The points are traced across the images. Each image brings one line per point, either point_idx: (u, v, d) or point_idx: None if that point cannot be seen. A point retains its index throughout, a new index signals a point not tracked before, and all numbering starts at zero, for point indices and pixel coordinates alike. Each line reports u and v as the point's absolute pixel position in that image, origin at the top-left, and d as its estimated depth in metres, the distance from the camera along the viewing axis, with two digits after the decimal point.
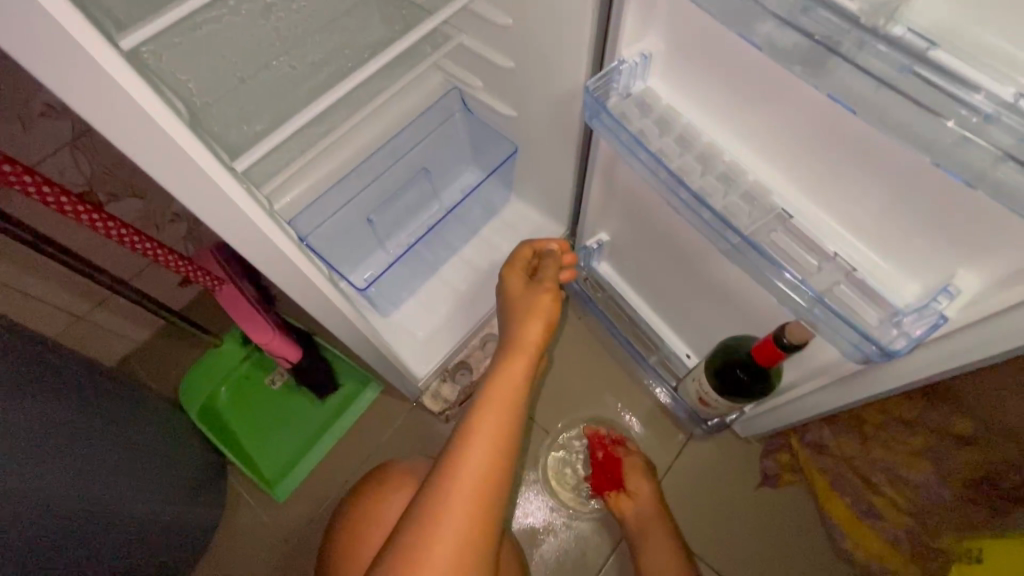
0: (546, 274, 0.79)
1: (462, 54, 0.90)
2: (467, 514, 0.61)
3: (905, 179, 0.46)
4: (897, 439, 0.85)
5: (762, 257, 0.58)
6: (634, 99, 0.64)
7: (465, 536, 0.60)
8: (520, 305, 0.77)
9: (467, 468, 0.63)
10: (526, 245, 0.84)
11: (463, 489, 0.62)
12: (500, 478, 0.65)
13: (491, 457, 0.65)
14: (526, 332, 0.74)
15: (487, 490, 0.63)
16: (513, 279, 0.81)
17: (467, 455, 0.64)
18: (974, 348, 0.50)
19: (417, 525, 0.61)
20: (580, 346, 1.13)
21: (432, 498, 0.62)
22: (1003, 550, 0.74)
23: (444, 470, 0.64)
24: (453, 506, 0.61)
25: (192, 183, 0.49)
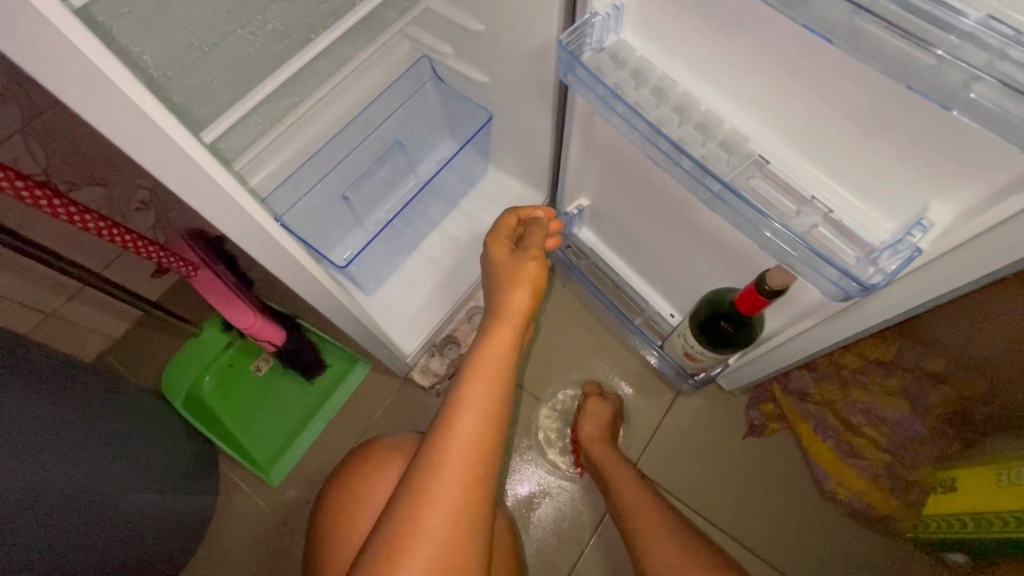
0: (535, 242, 0.65)
1: (430, 18, 0.81)
2: (455, 514, 0.48)
3: (879, 108, 0.39)
4: (873, 383, 0.88)
5: (745, 207, 0.48)
6: (609, 54, 0.54)
7: (457, 537, 0.48)
8: (506, 278, 0.62)
9: (451, 458, 0.50)
10: (510, 212, 0.70)
11: (450, 481, 0.49)
12: (489, 466, 0.52)
13: (479, 442, 0.51)
14: (513, 301, 0.60)
15: (480, 477, 0.50)
16: (497, 247, 0.66)
17: (449, 443, 0.50)
18: (950, 279, 0.44)
19: (394, 533, 0.47)
20: (566, 318, 1.08)
21: (410, 499, 0.48)
22: (974, 478, 0.78)
23: (423, 463, 0.50)
24: (436, 508, 0.48)
25: (171, 166, 0.44)
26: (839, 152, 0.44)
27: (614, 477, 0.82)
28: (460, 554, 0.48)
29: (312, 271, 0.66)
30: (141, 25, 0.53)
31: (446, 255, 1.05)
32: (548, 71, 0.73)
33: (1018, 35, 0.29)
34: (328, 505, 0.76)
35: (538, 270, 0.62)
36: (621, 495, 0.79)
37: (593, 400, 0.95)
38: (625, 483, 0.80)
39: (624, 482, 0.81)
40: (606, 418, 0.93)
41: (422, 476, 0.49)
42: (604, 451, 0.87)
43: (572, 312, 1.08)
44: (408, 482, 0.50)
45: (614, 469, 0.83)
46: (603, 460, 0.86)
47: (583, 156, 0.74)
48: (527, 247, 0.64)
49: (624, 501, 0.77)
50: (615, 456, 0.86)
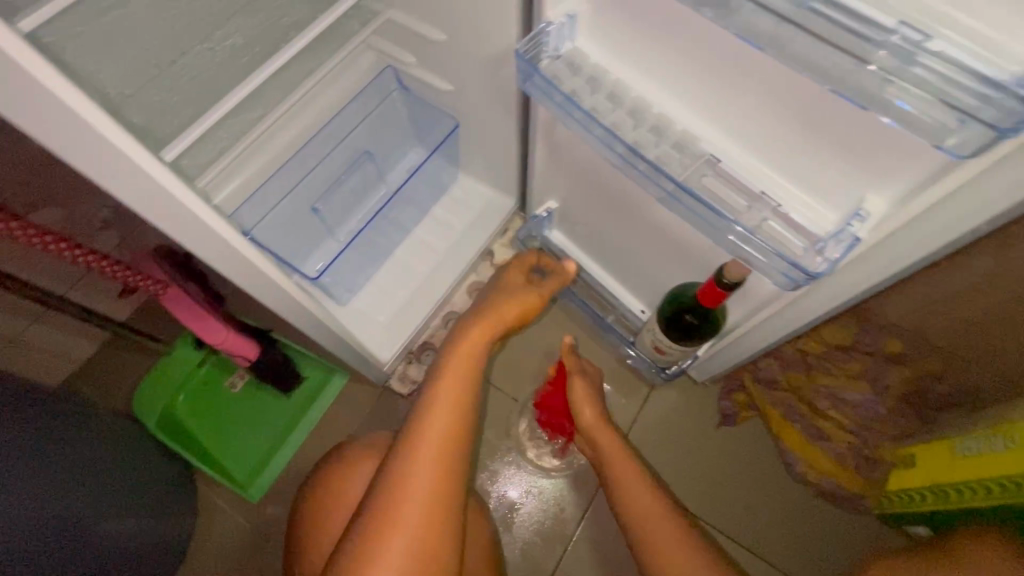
0: (548, 285, 0.71)
1: (391, 30, 0.82)
2: (430, 503, 0.49)
3: (814, 107, 0.41)
4: (835, 368, 0.91)
5: (699, 206, 0.51)
6: (565, 61, 0.56)
7: (433, 526, 0.49)
8: (506, 292, 0.68)
9: (424, 449, 0.51)
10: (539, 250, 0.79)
11: (424, 471, 0.50)
12: (462, 457, 0.53)
13: (452, 430, 0.53)
14: (502, 308, 0.64)
15: (453, 467, 0.52)
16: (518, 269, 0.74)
17: (423, 436, 0.52)
18: (888, 265, 0.47)
19: (371, 526, 0.48)
20: (548, 323, 1.10)
21: (385, 491, 0.49)
22: (932, 455, 0.83)
23: (397, 457, 0.51)
24: (411, 497, 0.49)
25: (134, 187, 0.44)
26: (781, 151, 0.47)
27: (614, 462, 0.75)
28: (434, 542, 0.48)
29: (284, 284, 0.67)
30: (97, 45, 0.53)
31: (419, 262, 1.06)
32: (509, 78, 0.74)
33: (924, 39, 0.31)
34: (303, 517, 0.74)
35: (532, 301, 0.68)
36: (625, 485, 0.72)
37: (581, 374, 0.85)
38: (627, 470, 0.74)
39: (627, 468, 0.74)
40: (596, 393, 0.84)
41: (396, 470, 0.50)
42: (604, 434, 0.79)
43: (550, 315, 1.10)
44: (382, 478, 0.51)
45: (615, 454, 0.76)
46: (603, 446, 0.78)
47: (547, 161, 0.75)
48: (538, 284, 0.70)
49: (630, 491, 0.71)
50: (615, 440, 0.78)
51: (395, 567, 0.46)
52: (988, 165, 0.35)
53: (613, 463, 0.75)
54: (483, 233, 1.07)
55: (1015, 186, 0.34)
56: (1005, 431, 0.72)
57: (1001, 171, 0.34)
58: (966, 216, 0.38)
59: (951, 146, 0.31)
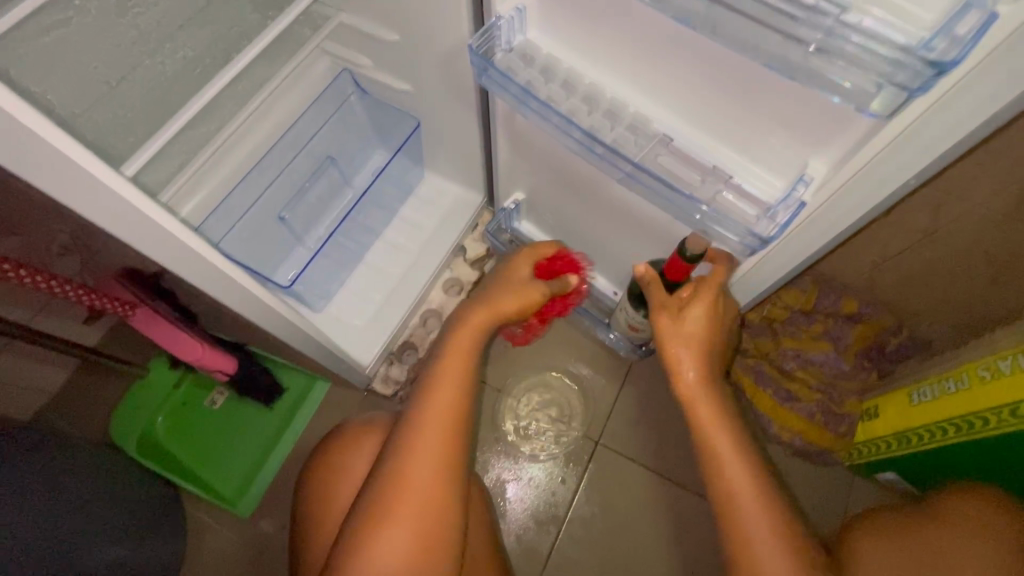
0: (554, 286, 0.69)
1: (344, 33, 0.82)
2: (437, 468, 0.55)
3: (751, 80, 0.44)
4: (800, 331, 0.97)
5: (654, 182, 0.53)
6: (517, 54, 0.58)
7: (437, 488, 0.55)
8: (508, 286, 0.67)
9: (431, 424, 0.56)
10: (552, 244, 0.73)
11: (432, 438, 0.56)
12: (462, 431, 0.58)
13: (455, 406, 0.58)
14: (500, 301, 0.65)
15: (454, 439, 0.57)
16: (522, 266, 0.70)
17: (430, 408, 0.57)
18: (829, 227, 0.50)
19: (384, 486, 0.54)
20: None
21: (398, 460, 0.55)
22: (894, 404, 0.88)
23: (404, 428, 0.57)
24: (419, 462, 0.55)
25: (102, 203, 0.44)
26: (730, 125, 0.49)
27: (733, 501, 0.49)
28: (441, 502, 0.55)
29: (258, 294, 0.66)
30: (41, 64, 0.52)
31: (392, 264, 1.07)
32: (465, 73, 0.76)
33: (842, 10, 0.33)
34: (300, 522, 0.74)
35: (529, 298, 0.66)
36: (746, 542, 0.48)
37: (697, 310, 0.57)
38: (758, 524, 0.48)
39: (757, 533, 0.48)
40: (714, 332, 0.58)
41: (406, 438, 0.56)
42: (721, 437, 0.52)
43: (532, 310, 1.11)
44: (391, 449, 0.56)
45: (739, 490, 0.49)
46: (721, 473, 0.50)
47: (512, 153, 0.77)
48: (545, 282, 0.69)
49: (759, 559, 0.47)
50: (742, 462, 0.50)
51: (407, 526, 0.53)
52: (906, 127, 0.38)
53: (733, 506, 0.49)
54: (453, 230, 1.09)
55: (937, 141, 0.37)
56: (955, 375, 0.77)
57: (921, 129, 0.37)
58: (896, 176, 0.42)
59: (873, 107, 0.35)
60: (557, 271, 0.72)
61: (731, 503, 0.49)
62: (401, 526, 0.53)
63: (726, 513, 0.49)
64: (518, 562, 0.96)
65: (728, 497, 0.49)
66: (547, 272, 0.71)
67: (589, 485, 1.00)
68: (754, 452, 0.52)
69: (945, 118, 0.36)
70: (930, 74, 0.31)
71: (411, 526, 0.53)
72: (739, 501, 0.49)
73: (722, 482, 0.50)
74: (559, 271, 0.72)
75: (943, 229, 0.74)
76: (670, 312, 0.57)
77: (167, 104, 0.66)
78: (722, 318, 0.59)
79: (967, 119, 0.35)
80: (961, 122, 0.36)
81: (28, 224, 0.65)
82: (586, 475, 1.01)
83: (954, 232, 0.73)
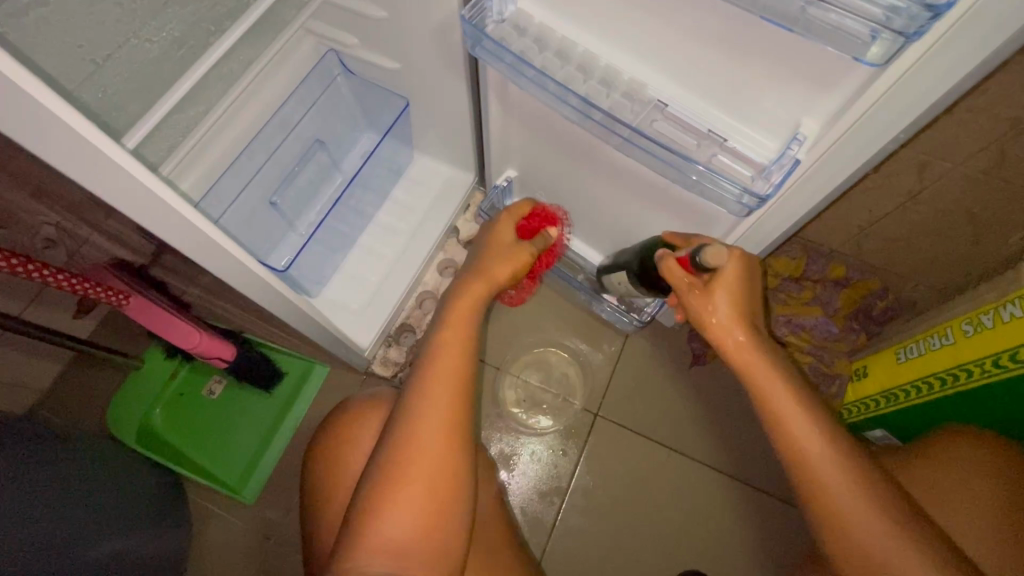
0: (539, 243, 0.73)
1: (330, 10, 0.80)
2: (444, 432, 0.56)
3: (744, 38, 0.44)
4: (791, 298, 1.00)
5: (652, 147, 0.54)
6: (510, 23, 0.58)
7: (447, 452, 0.56)
8: (499, 253, 0.70)
9: (437, 386, 0.58)
10: (528, 202, 0.76)
11: (440, 402, 0.57)
12: (469, 399, 0.59)
13: (459, 372, 0.59)
14: (495, 271, 0.67)
15: (462, 402, 0.58)
16: (505, 230, 0.73)
17: (436, 375, 0.58)
18: (823, 183, 0.51)
19: (395, 450, 0.55)
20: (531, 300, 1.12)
21: (407, 422, 0.56)
22: (882, 363, 0.91)
23: (412, 394, 0.58)
24: (427, 427, 0.56)
25: (101, 179, 0.44)
26: (724, 88, 0.50)
27: (813, 466, 0.47)
28: (451, 466, 0.56)
29: (260, 274, 0.66)
30: (24, 41, 0.51)
31: (386, 246, 1.07)
32: (456, 46, 0.75)
33: None
34: (310, 500, 0.75)
35: (522, 263, 0.69)
36: (832, 503, 0.46)
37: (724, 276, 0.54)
38: (840, 482, 0.47)
39: (843, 494, 0.46)
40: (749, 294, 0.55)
41: (413, 404, 0.57)
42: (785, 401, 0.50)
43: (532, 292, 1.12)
44: (400, 416, 0.57)
45: (811, 449, 0.48)
46: (791, 437, 0.49)
47: (503, 123, 0.78)
48: (529, 241, 0.72)
49: (845, 516, 0.46)
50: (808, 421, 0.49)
51: (418, 487, 0.54)
52: (897, 78, 0.39)
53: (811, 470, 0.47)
54: (446, 210, 1.09)
55: (930, 89, 0.39)
56: (940, 331, 0.80)
57: (916, 77, 0.38)
58: (888, 128, 0.43)
59: (868, 56, 0.36)
60: (536, 229, 0.74)
61: (806, 466, 0.48)
62: (412, 488, 0.54)
63: (804, 476, 0.48)
64: (526, 534, 0.98)
65: (803, 460, 0.48)
66: (529, 231, 0.73)
67: (590, 454, 1.03)
68: (820, 408, 0.50)
69: (937, 66, 0.37)
70: (927, 17, 0.33)
71: (423, 486, 0.54)
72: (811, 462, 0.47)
73: (791, 443, 0.49)
74: (537, 228, 0.74)
75: (926, 190, 0.76)
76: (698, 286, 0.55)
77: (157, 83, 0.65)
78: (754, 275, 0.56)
79: (960, 64, 0.37)
80: (956, 66, 0.37)
81: (16, 211, 0.64)
82: (586, 445, 1.03)
83: (936, 192, 0.76)
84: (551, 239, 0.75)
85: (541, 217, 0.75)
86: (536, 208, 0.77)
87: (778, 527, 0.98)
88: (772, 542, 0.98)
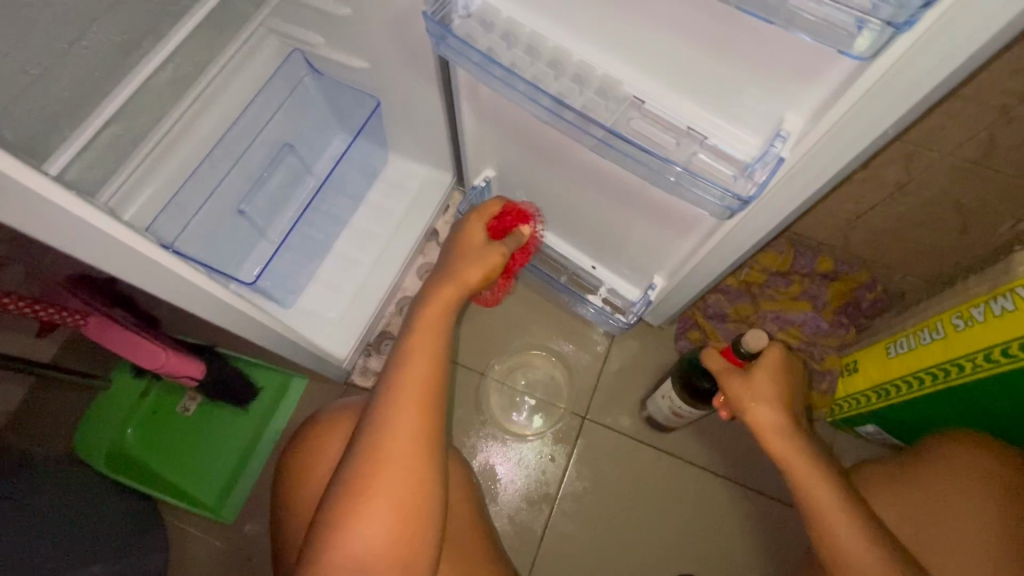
0: (511, 243, 0.68)
1: (290, 8, 0.75)
2: (414, 441, 0.53)
3: (723, 31, 0.42)
4: (779, 293, 0.97)
5: (631, 148, 0.51)
6: (477, 19, 0.55)
7: (416, 461, 0.53)
8: (467, 253, 0.67)
9: (405, 394, 0.55)
10: (498, 198, 0.71)
11: (408, 411, 0.54)
12: (439, 407, 0.56)
13: (427, 376, 0.56)
14: (464, 272, 0.63)
15: (431, 409, 0.55)
16: (473, 228, 0.69)
17: (404, 382, 0.55)
18: (809, 183, 0.48)
19: (363, 458, 0.52)
20: (513, 301, 1.09)
21: (373, 433, 0.53)
22: (872, 358, 0.89)
23: (379, 404, 0.55)
24: (396, 433, 0.53)
25: (26, 204, 0.40)
26: (703, 82, 0.47)
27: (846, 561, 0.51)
28: (421, 479, 0.53)
29: (221, 294, 0.62)
30: None
31: (363, 251, 1.03)
32: (423, 44, 0.71)
33: None
34: (280, 515, 0.72)
35: (495, 263, 0.66)
36: None
37: (766, 367, 0.58)
38: None
39: None
40: (792, 384, 0.59)
41: (382, 409, 0.54)
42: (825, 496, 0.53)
43: (515, 295, 1.08)
44: (368, 421, 0.55)
45: (846, 545, 0.51)
46: (828, 534, 0.52)
47: (478, 123, 0.74)
48: (500, 241, 0.68)
49: None
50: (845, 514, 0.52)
51: (386, 500, 0.51)
52: (885, 73, 0.37)
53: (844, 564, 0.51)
54: (425, 213, 1.06)
55: (922, 84, 0.36)
56: (930, 325, 0.78)
57: (905, 70, 0.36)
58: (876, 125, 0.40)
59: (855, 48, 0.33)
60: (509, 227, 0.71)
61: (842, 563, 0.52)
62: (380, 498, 0.51)
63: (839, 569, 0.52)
64: (513, 542, 0.96)
65: (840, 557, 0.52)
66: (499, 230, 0.70)
67: (579, 459, 1.00)
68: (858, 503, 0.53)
69: (930, 57, 0.34)
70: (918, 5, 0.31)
71: (392, 499, 0.51)
72: (833, 528, 0.52)
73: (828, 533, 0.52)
74: (510, 227, 0.71)
75: (914, 181, 0.74)
76: (739, 374, 0.60)
77: (98, 93, 0.60)
78: (794, 365, 0.60)
79: (951, 58, 0.34)
80: (949, 58, 0.34)
81: None
82: (575, 450, 1.01)
83: (924, 184, 0.74)
84: (524, 237, 0.71)
85: (513, 213, 0.71)
86: (506, 205, 0.72)
87: (771, 527, 0.97)
88: (765, 541, 0.96)
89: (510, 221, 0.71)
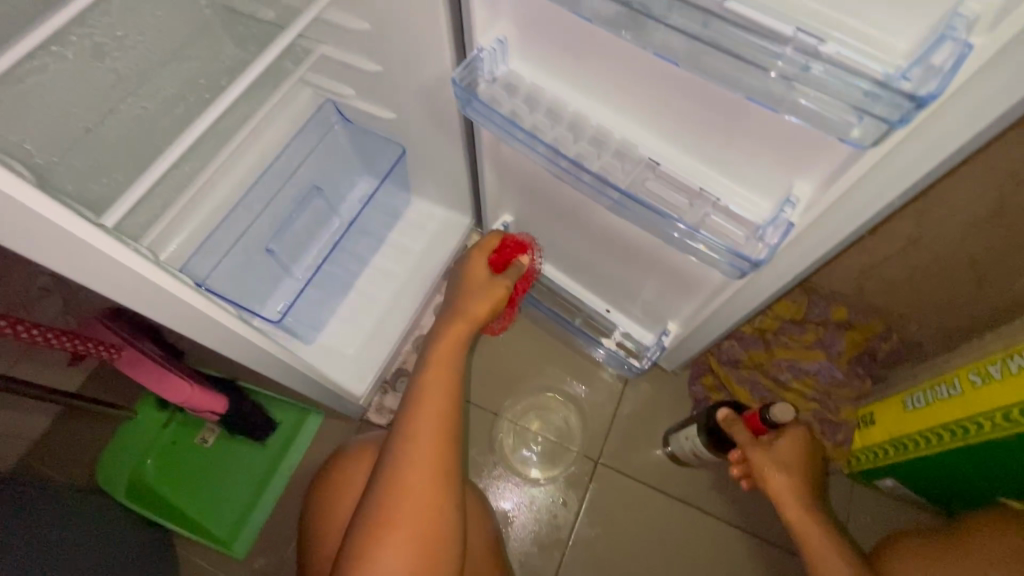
0: (512, 274, 0.71)
1: (326, 66, 0.80)
2: (431, 475, 0.54)
3: (733, 107, 0.44)
4: (793, 340, 0.96)
5: (646, 209, 0.54)
6: (502, 83, 0.58)
7: (434, 494, 0.54)
8: (475, 287, 0.69)
9: (421, 430, 0.56)
10: (496, 233, 0.75)
11: (424, 445, 0.55)
12: (455, 441, 0.58)
13: (442, 411, 0.58)
14: (472, 307, 0.67)
15: (448, 443, 0.57)
16: (477, 263, 0.71)
17: (420, 418, 0.57)
18: (821, 245, 0.50)
19: (383, 495, 0.53)
20: (522, 336, 1.10)
21: (392, 469, 0.55)
22: (888, 413, 0.89)
23: (396, 440, 0.56)
24: (412, 469, 0.54)
25: (79, 255, 0.44)
26: (715, 149, 0.50)
27: None
28: (439, 512, 0.54)
29: (247, 335, 0.65)
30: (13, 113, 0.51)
31: (382, 290, 1.06)
32: (449, 103, 0.76)
33: (820, 43, 0.35)
34: (304, 549, 0.73)
35: (500, 294, 0.68)
36: None
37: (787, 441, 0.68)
38: None
39: None
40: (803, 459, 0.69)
41: (399, 445, 0.56)
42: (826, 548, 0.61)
43: (523, 332, 1.10)
44: (386, 459, 0.56)
45: None
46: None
47: (498, 174, 0.77)
48: (502, 274, 0.71)
49: None
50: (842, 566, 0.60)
51: (405, 534, 0.52)
52: (885, 152, 0.39)
53: None
54: (443, 253, 1.09)
55: (916, 160, 0.38)
56: (947, 380, 0.78)
57: (903, 148, 0.38)
58: (880, 196, 0.42)
59: (854, 136, 0.36)
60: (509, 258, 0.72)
61: None
62: (402, 534, 0.52)
63: None
64: None
65: None
66: (499, 262, 0.71)
67: (593, 504, 1.00)
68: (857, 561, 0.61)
69: (926, 138, 0.37)
70: (911, 107, 0.32)
71: (410, 533, 0.52)
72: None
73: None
74: (511, 257, 0.72)
75: (926, 236, 0.76)
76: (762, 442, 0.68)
77: None
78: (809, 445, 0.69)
79: (946, 139, 0.36)
80: (944, 140, 0.36)
81: None
82: (589, 494, 1.00)
83: (937, 239, 0.75)
84: (524, 267, 0.73)
85: (513, 244, 0.72)
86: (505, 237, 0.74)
87: None
88: None
89: (507, 251, 0.72)
